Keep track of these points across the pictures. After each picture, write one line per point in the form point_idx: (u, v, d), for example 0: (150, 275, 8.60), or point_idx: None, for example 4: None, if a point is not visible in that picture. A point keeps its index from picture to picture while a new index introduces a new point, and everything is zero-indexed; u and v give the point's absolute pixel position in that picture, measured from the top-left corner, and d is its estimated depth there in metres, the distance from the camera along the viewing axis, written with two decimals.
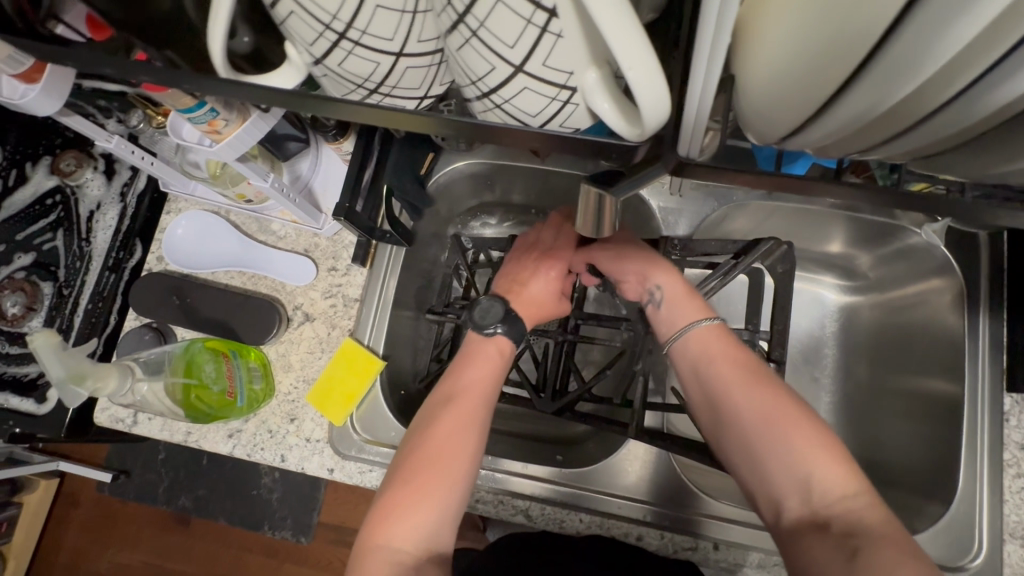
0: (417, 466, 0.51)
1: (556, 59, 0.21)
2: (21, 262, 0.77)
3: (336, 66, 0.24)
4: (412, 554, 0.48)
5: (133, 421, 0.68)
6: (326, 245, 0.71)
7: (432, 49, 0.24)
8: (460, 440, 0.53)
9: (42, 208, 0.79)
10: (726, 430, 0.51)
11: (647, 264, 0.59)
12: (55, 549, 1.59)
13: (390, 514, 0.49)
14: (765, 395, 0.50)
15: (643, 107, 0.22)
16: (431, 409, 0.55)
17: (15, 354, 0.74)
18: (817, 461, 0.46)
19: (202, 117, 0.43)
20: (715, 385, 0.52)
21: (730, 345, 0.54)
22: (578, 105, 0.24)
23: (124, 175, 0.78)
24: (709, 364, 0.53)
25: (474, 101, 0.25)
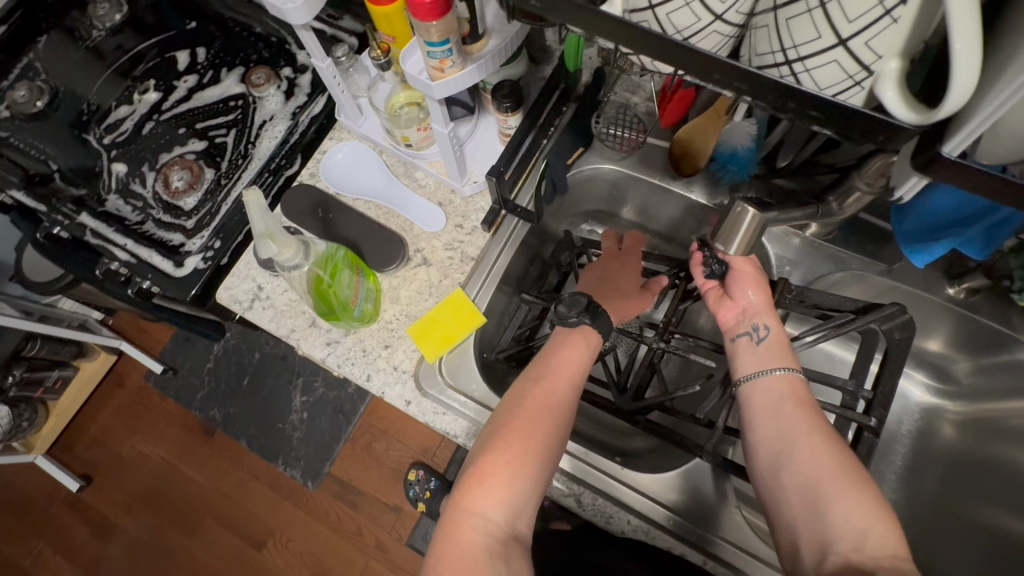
0: (511, 449, 0.58)
1: (879, 40, 0.26)
2: (195, 147, 0.89)
3: (666, 14, 0.31)
4: (498, 527, 0.56)
5: (249, 305, 0.75)
6: (459, 203, 0.77)
7: (740, 22, 0.31)
8: (546, 429, 0.60)
9: (227, 107, 0.91)
10: (790, 469, 0.52)
11: (755, 306, 0.59)
12: (88, 421, 1.69)
13: (473, 489, 0.57)
14: (831, 445, 0.52)
15: (952, 90, 0.24)
16: (514, 400, 0.63)
17: (166, 221, 0.84)
18: (873, 514, 0.48)
19: (439, 53, 0.50)
20: (782, 426, 0.54)
21: (807, 395, 0.56)
22: (861, 90, 0.29)
23: (301, 98, 0.88)
24: (781, 406, 0.55)
25: (765, 69, 0.31)
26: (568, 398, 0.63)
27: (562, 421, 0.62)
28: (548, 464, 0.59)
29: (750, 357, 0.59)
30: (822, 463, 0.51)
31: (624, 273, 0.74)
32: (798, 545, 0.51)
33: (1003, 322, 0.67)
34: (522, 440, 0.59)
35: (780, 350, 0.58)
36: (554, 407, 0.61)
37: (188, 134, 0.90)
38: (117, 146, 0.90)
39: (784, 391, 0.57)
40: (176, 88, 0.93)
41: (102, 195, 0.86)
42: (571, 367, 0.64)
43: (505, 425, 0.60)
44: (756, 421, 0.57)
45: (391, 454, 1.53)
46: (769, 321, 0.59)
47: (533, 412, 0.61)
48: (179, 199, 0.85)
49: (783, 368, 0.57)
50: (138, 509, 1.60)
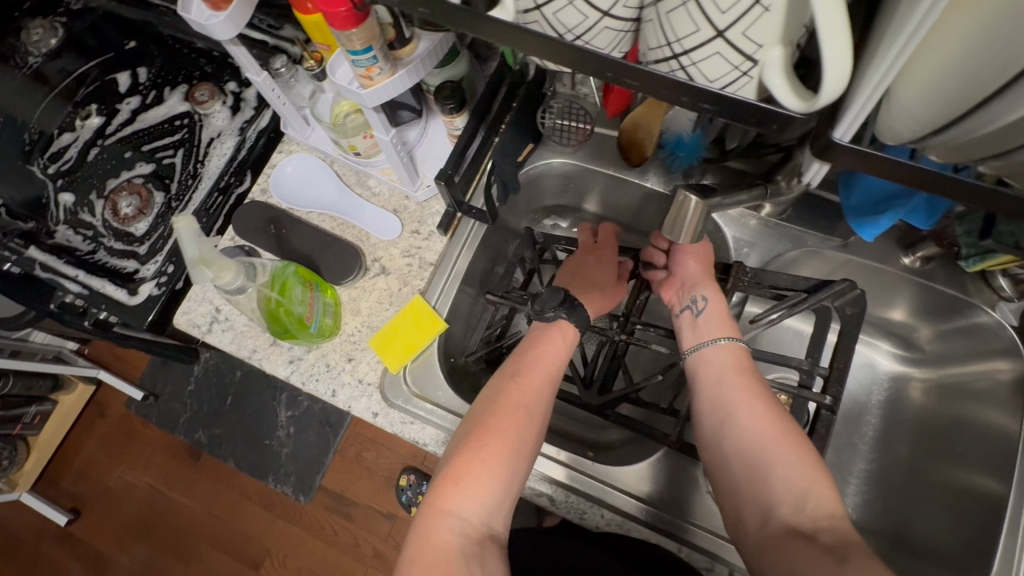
0: (485, 446, 0.58)
1: (755, 30, 0.25)
2: (142, 170, 0.87)
3: (552, 14, 0.30)
4: (473, 526, 0.55)
5: (208, 328, 0.74)
6: (414, 208, 0.76)
7: (631, 16, 0.30)
8: (520, 425, 0.60)
9: (172, 127, 0.89)
10: (732, 437, 0.54)
11: (693, 283, 0.63)
12: (71, 454, 1.66)
13: (448, 490, 0.57)
14: (774, 411, 0.54)
15: (826, 78, 0.24)
16: (487, 397, 0.63)
17: (119, 249, 0.82)
18: (810, 473, 0.50)
19: (364, 61, 0.49)
20: (726, 394, 0.56)
21: (748, 363, 0.58)
22: (751, 80, 0.28)
23: (248, 113, 0.86)
24: (725, 376, 0.57)
25: (658, 64, 0.30)
26: (541, 393, 0.63)
27: (536, 416, 0.62)
28: (523, 460, 0.59)
29: (692, 331, 0.62)
30: (765, 429, 0.53)
31: (594, 262, 0.73)
32: (742, 511, 0.52)
33: (958, 287, 0.68)
34: (495, 437, 0.59)
35: (722, 323, 0.61)
36: (529, 404, 0.61)
37: (134, 158, 0.88)
38: (63, 175, 0.87)
39: (728, 360, 0.59)
40: (120, 111, 0.91)
41: (50, 225, 0.84)
42: (547, 364, 0.64)
43: (478, 423, 0.60)
44: (702, 391, 0.58)
45: (382, 462, 1.53)
46: (708, 292, 0.62)
47: (505, 408, 0.61)
48: (130, 225, 0.84)
49: (725, 339, 0.60)
50: (130, 539, 1.58)
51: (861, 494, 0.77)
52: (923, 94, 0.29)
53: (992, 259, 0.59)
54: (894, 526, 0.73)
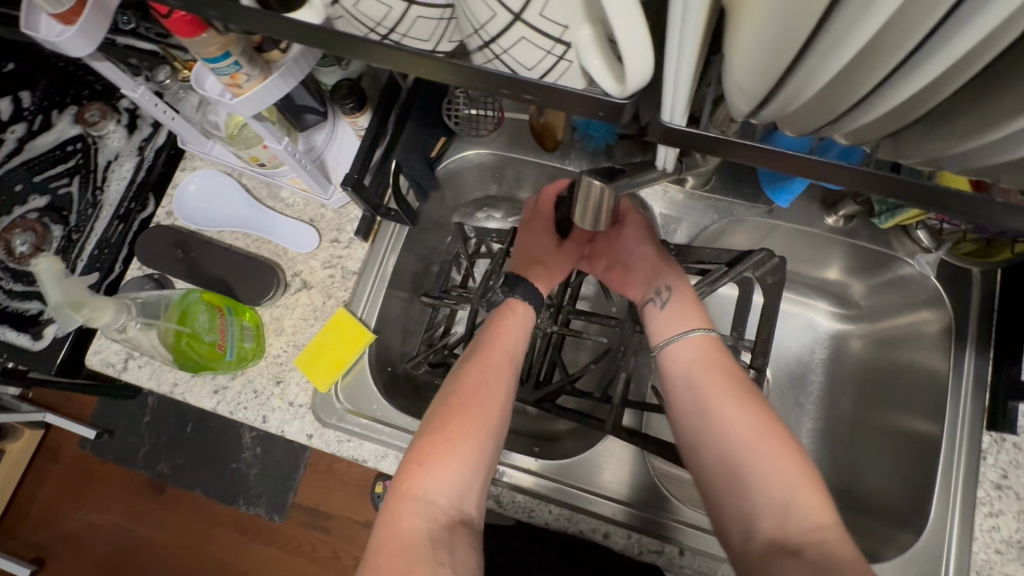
0: (451, 424, 0.55)
1: (553, 10, 0.24)
2: (36, 204, 0.79)
3: (353, 7, 0.28)
4: (444, 510, 0.52)
5: (124, 366, 0.69)
6: (331, 216, 0.72)
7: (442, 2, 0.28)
8: (487, 401, 0.57)
9: (64, 153, 0.82)
10: (704, 434, 0.52)
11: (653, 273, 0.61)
12: (27, 503, 1.58)
13: (413, 473, 0.53)
14: (753, 411, 0.51)
15: (625, 52, 0.24)
16: (453, 375, 0.60)
17: (18, 291, 0.75)
18: (784, 463, 0.49)
19: (226, 69, 0.45)
20: (702, 395, 0.54)
21: (723, 358, 0.56)
22: (571, 63, 0.27)
23: (145, 130, 0.80)
24: (701, 374, 0.55)
25: (476, 52, 0.28)
26: (507, 366, 0.60)
27: (504, 390, 0.58)
28: (492, 437, 0.56)
29: (659, 323, 0.59)
30: (745, 432, 0.50)
31: (532, 237, 0.67)
32: (723, 522, 0.50)
33: (881, 242, 0.68)
34: (461, 415, 0.55)
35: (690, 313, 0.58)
36: (497, 379, 0.58)
37: (24, 191, 0.80)
38: None
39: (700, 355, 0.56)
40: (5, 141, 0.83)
41: None
42: (514, 337, 0.61)
43: (445, 404, 0.57)
44: (676, 392, 0.56)
45: (355, 472, 1.51)
46: (670, 281, 0.60)
47: (470, 385, 0.58)
48: (28, 264, 0.77)
49: (697, 331, 0.57)
50: None
51: (811, 454, 0.78)
52: (734, 76, 0.28)
53: (904, 213, 0.59)
54: (841, 482, 0.74)
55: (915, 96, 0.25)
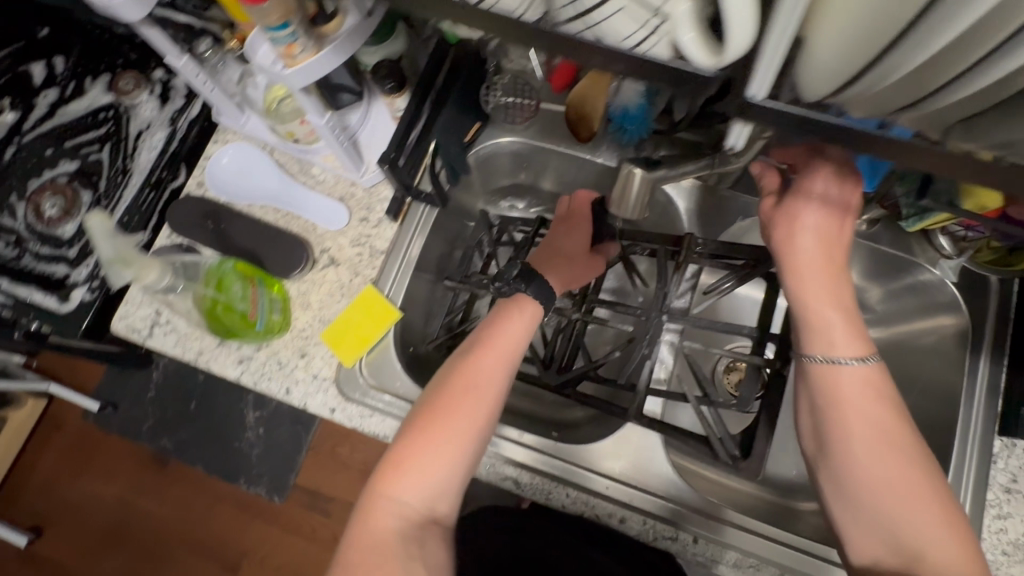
0: (429, 432, 0.56)
1: None
2: (65, 168, 0.80)
3: None
4: (416, 512, 0.54)
5: (149, 332, 0.70)
6: (361, 195, 0.73)
7: None
8: (469, 410, 0.57)
9: (96, 120, 0.82)
10: (830, 463, 0.52)
11: (794, 271, 0.54)
12: (29, 470, 1.58)
13: (390, 475, 0.55)
14: (901, 453, 0.50)
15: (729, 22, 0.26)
16: (438, 381, 0.59)
17: (45, 254, 0.76)
18: (917, 510, 0.48)
19: (283, 39, 0.46)
20: (847, 428, 0.51)
21: (881, 388, 0.52)
22: (663, 38, 0.30)
23: (178, 102, 0.81)
24: (845, 404, 0.52)
25: (574, 23, 0.31)
26: (491, 376, 0.59)
27: (488, 401, 0.58)
28: (469, 447, 0.56)
29: (811, 336, 0.54)
30: (889, 474, 0.49)
31: (570, 230, 0.69)
32: (847, 544, 0.52)
33: (902, 248, 0.69)
34: (439, 423, 0.56)
35: (849, 334, 0.53)
36: (478, 390, 0.58)
37: (54, 155, 0.81)
38: None
39: (857, 382, 0.52)
40: (37, 105, 0.83)
41: None
42: (504, 348, 0.60)
43: (426, 408, 0.57)
44: (816, 415, 0.54)
45: (357, 455, 1.52)
46: (808, 301, 0.54)
47: (452, 394, 0.57)
48: (56, 228, 0.77)
49: (851, 358, 0.52)
50: (99, 552, 1.52)
51: None
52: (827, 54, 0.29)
53: (932, 217, 0.60)
54: None
55: (1010, 78, 0.26)
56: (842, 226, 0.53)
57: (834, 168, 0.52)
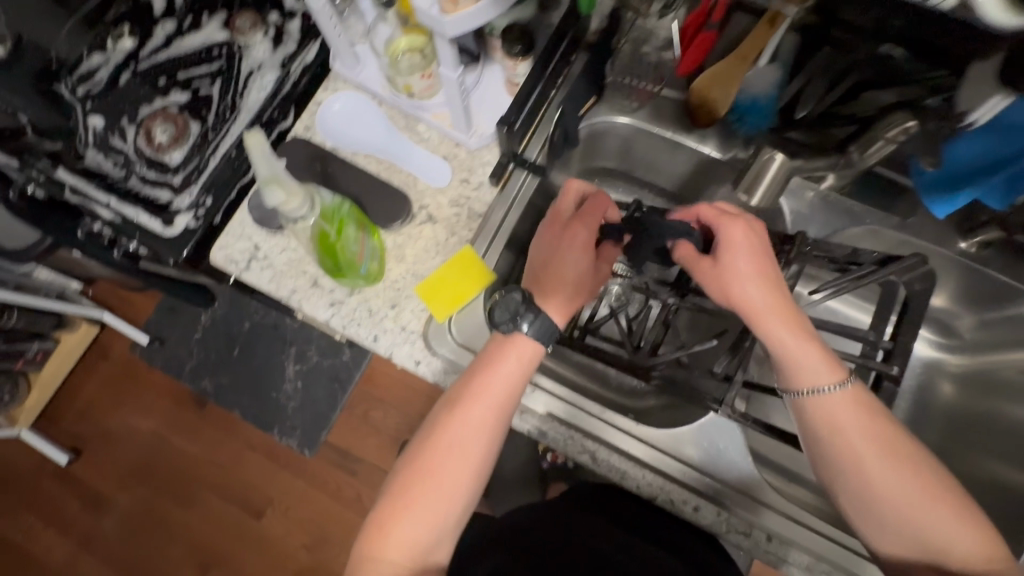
0: (411, 490, 0.58)
1: None
2: (177, 99, 0.82)
3: None
4: (407, 568, 0.56)
5: (247, 265, 0.72)
6: (464, 157, 0.74)
7: None
8: (451, 465, 0.58)
9: (210, 56, 0.84)
10: (843, 486, 0.54)
11: (758, 316, 0.55)
12: (72, 394, 1.63)
13: (377, 533, 0.57)
14: (899, 462, 0.52)
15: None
16: (420, 438, 0.60)
17: (151, 179, 0.78)
18: (930, 509, 0.50)
19: None
20: (846, 449, 0.53)
21: (866, 405, 0.54)
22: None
23: (292, 46, 0.82)
24: (836, 427, 0.53)
25: None
26: (472, 431, 0.59)
27: (468, 454, 0.58)
28: (455, 497, 0.58)
29: (780, 375, 0.56)
30: (896, 486, 0.51)
31: (571, 250, 0.61)
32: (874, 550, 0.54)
33: (1009, 275, 0.68)
34: (421, 479, 0.58)
35: (825, 363, 0.54)
36: (457, 446, 0.58)
37: (167, 84, 0.83)
38: (92, 98, 0.82)
39: (843, 407, 0.54)
40: (154, 34, 0.85)
41: (78, 150, 0.80)
42: (485, 395, 0.59)
43: (416, 464, 0.59)
44: (810, 440, 0.55)
45: (388, 421, 1.54)
46: (772, 329, 0.54)
47: (432, 450, 0.58)
48: (164, 154, 0.79)
49: (832, 385, 0.54)
50: (131, 482, 1.56)
51: None
52: None
53: None
54: None
55: None
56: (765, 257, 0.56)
57: (712, 213, 0.57)
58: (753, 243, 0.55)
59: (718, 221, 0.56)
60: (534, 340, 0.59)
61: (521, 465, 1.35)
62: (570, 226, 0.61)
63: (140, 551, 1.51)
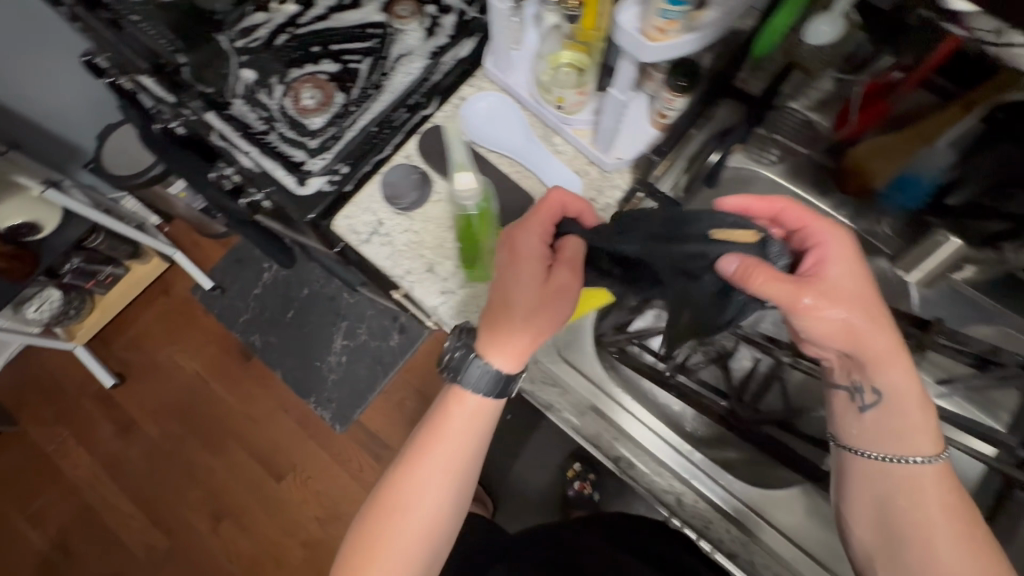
0: (358, 565, 0.58)
1: None
2: (327, 68, 0.85)
3: None
4: None
5: (367, 239, 0.73)
6: (596, 176, 0.75)
7: None
8: (400, 536, 0.59)
9: (364, 34, 0.87)
10: (906, 560, 0.53)
11: (873, 361, 0.54)
12: (128, 322, 1.68)
13: None
14: (973, 550, 0.51)
15: None
16: (369, 510, 0.60)
17: (289, 138, 0.80)
18: None
19: (674, 12, 0.47)
20: (919, 520, 0.53)
21: (948, 480, 0.54)
22: None
23: (443, 40, 0.85)
24: (914, 495, 0.54)
25: None
26: (420, 501, 0.59)
27: (417, 523, 0.59)
28: (408, 566, 0.59)
29: (855, 419, 0.58)
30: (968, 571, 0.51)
31: (516, 276, 0.57)
32: None
33: None
34: (369, 552, 0.58)
35: (922, 425, 0.55)
36: (404, 518, 0.59)
37: (319, 53, 0.86)
38: (247, 52, 0.87)
39: (930, 477, 0.54)
40: (316, 5, 0.89)
41: (226, 98, 0.84)
42: (434, 462, 0.59)
43: (368, 531, 0.59)
44: (870, 504, 0.57)
45: (421, 415, 1.54)
46: (881, 380, 0.55)
47: (382, 524, 0.59)
48: (306, 117, 0.81)
49: (923, 454, 0.55)
50: (164, 418, 1.58)
51: None
52: None
53: None
54: None
55: None
56: (858, 277, 0.54)
57: (802, 214, 0.55)
58: (856, 258, 0.54)
59: (811, 223, 0.55)
60: (489, 394, 0.60)
61: (549, 487, 1.33)
62: (518, 249, 0.58)
63: (157, 488, 1.53)
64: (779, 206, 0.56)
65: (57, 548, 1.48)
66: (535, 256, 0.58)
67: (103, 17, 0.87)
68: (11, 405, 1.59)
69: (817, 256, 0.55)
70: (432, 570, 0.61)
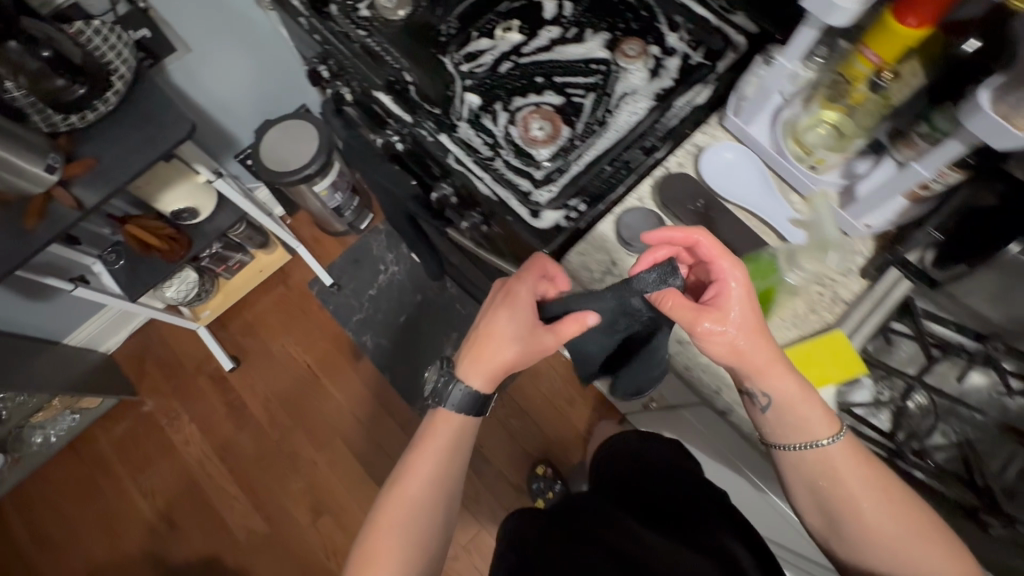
0: (380, 544, 0.65)
1: None
2: (551, 100, 0.86)
3: None
4: None
5: (601, 277, 0.76)
6: (836, 240, 0.75)
7: None
8: (417, 512, 0.67)
9: (588, 69, 0.88)
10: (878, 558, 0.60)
11: (756, 371, 0.61)
12: (243, 307, 1.72)
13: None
14: (916, 532, 0.58)
15: None
16: (386, 497, 0.68)
17: (516, 166, 0.81)
18: (923, 549, 0.58)
19: None
20: (889, 533, 0.59)
21: (857, 455, 0.61)
22: None
23: (668, 82, 0.84)
24: (823, 481, 0.61)
25: None
26: (430, 482, 0.68)
27: (431, 500, 0.68)
28: (424, 539, 0.67)
29: (768, 421, 0.63)
30: (888, 535, 0.59)
31: (499, 313, 0.69)
32: None
33: None
34: (389, 531, 0.65)
35: (826, 418, 0.62)
36: (416, 496, 0.67)
37: (543, 84, 0.87)
38: (472, 76, 0.88)
39: (839, 455, 0.61)
40: (539, 36, 0.91)
41: (453, 120, 0.85)
42: (440, 446, 0.69)
43: (386, 511, 0.67)
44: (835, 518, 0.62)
45: (526, 435, 1.54)
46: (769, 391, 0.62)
47: (399, 505, 0.67)
48: (534, 148, 0.82)
49: (829, 438, 0.61)
50: (272, 406, 1.61)
51: None
52: None
53: None
54: None
55: None
56: (751, 315, 0.60)
57: (712, 246, 0.61)
58: (750, 292, 0.60)
59: (718, 259, 0.61)
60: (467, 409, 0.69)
61: None
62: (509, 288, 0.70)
63: (263, 474, 1.55)
64: (695, 239, 0.62)
65: (165, 521, 1.52)
66: (519, 300, 0.69)
67: (337, 30, 0.90)
68: (133, 376, 1.64)
69: (717, 290, 0.61)
70: (437, 547, 0.69)
